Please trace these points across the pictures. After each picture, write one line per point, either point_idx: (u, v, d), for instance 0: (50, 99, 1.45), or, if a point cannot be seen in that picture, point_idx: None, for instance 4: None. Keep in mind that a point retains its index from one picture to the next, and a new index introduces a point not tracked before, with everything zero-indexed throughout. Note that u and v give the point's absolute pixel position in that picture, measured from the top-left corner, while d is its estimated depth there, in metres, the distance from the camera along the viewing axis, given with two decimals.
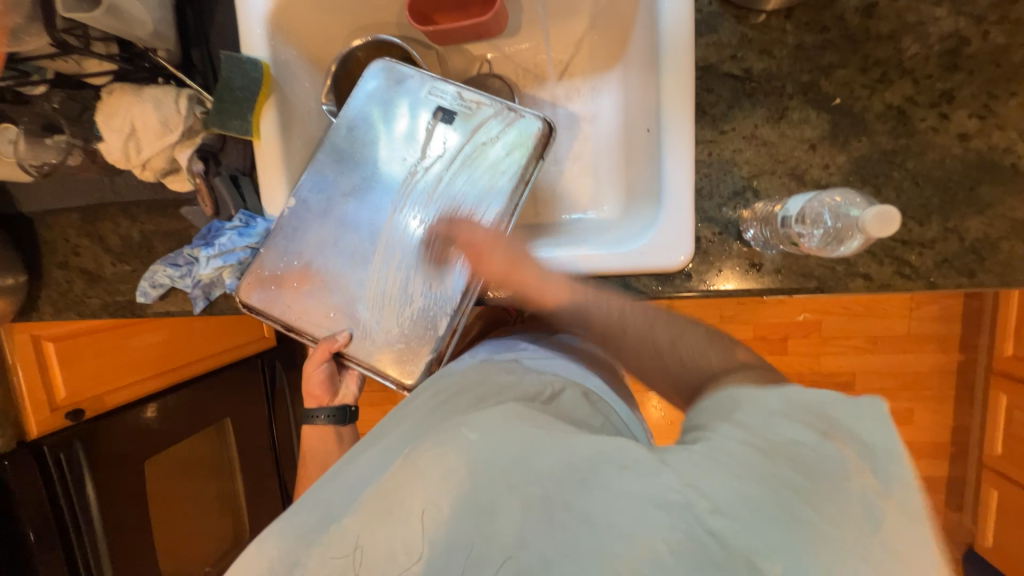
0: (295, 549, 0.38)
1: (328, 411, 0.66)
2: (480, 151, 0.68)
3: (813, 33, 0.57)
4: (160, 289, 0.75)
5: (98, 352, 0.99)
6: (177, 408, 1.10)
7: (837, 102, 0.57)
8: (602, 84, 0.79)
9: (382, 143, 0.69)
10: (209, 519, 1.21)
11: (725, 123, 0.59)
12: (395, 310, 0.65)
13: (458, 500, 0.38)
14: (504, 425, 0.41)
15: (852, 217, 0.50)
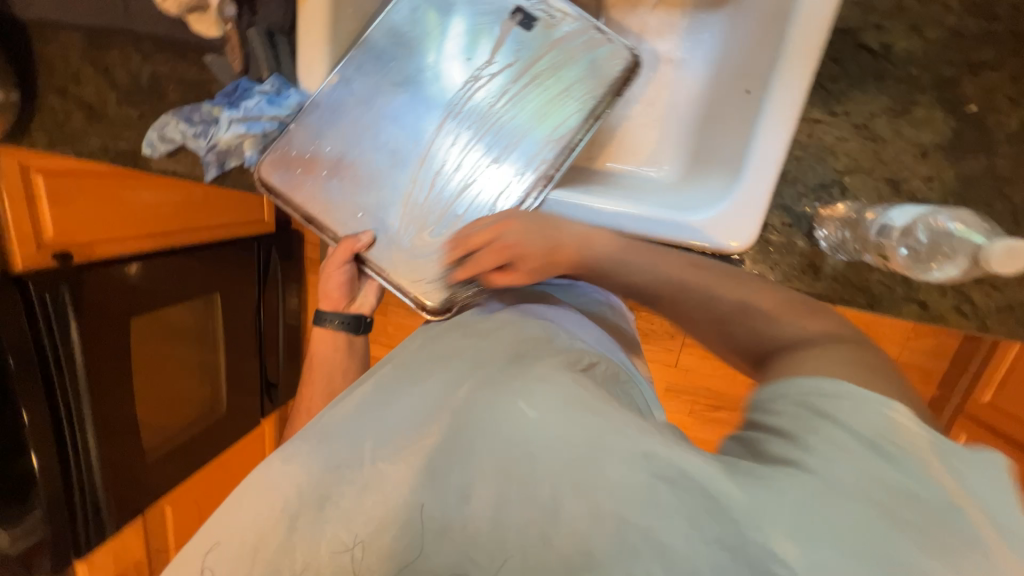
0: (321, 484, 0.38)
1: (342, 317, 0.64)
2: (554, 70, 0.60)
3: (978, 19, 0.49)
4: (169, 145, 0.68)
5: (92, 197, 0.94)
6: (166, 269, 1.05)
7: (971, 108, 0.51)
8: (703, 23, 0.68)
9: (447, 32, 0.60)
10: (190, 385, 1.22)
11: (839, 104, 0.53)
12: (427, 226, 0.60)
13: (494, 453, 0.37)
14: (550, 385, 0.39)
15: (967, 243, 0.48)
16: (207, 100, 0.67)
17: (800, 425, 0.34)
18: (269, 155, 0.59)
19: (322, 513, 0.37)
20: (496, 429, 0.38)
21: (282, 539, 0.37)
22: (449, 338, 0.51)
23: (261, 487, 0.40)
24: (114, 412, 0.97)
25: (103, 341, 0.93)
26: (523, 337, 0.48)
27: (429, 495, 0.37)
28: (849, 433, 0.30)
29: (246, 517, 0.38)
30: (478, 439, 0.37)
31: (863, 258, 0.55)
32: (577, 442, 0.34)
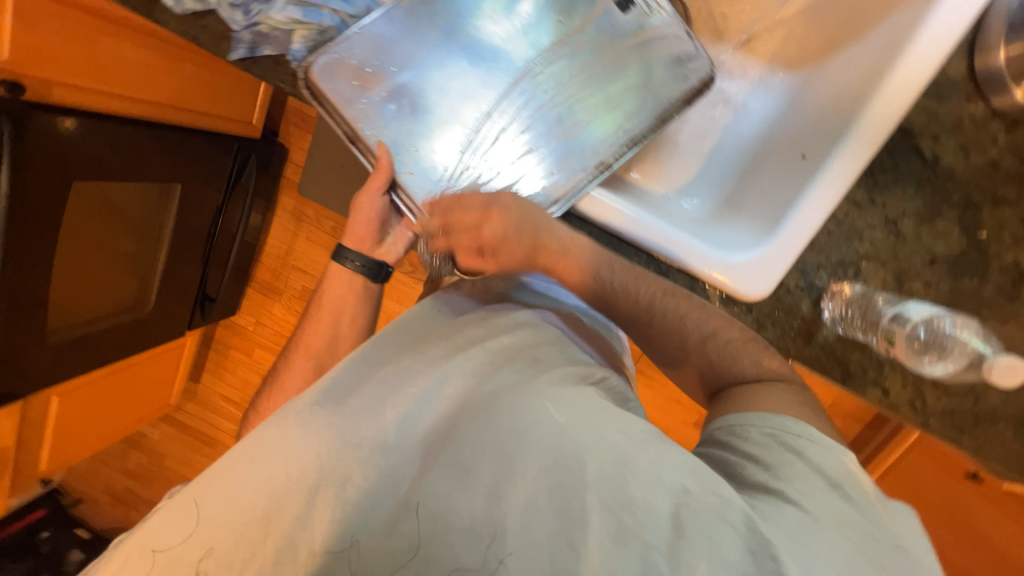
0: (343, 461, 0.40)
1: (364, 261, 0.62)
2: (637, 61, 0.58)
3: (1012, 160, 0.55)
4: (198, 5, 0.58)
5: (63, 33, 0.79)
6: (128, 142, 0.92)
7: (980, 234, 0.56)
8: (771, 79, 0.72)
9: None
10: (115, 275, 1.08)
11: (879, 195, 0.57)
12: (475, 181, 0.57)
13: (507, 447, 0.39)
14: (575, 393, 0.43)
15: (968, 346, 0.54)
16: None
17: (799, 461, 0.41)
18: (323, 52, 0.53)
19: (342, 491, 0.39)
20: (523, 432, 0.40)
21: (298, 513, 0.39)
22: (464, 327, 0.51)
23: (276, 448, 0.41)
24: (29, 278, 0.84)
25: (34, 200, 0.78)
26: (536, 341, 0.50)
27: (456, 485, 0.38)
28: (815, 470, 0.41)
29: (259, 484, 0.39)
30: (510, 441, 0.40)
31: (855, 338, 0.58)
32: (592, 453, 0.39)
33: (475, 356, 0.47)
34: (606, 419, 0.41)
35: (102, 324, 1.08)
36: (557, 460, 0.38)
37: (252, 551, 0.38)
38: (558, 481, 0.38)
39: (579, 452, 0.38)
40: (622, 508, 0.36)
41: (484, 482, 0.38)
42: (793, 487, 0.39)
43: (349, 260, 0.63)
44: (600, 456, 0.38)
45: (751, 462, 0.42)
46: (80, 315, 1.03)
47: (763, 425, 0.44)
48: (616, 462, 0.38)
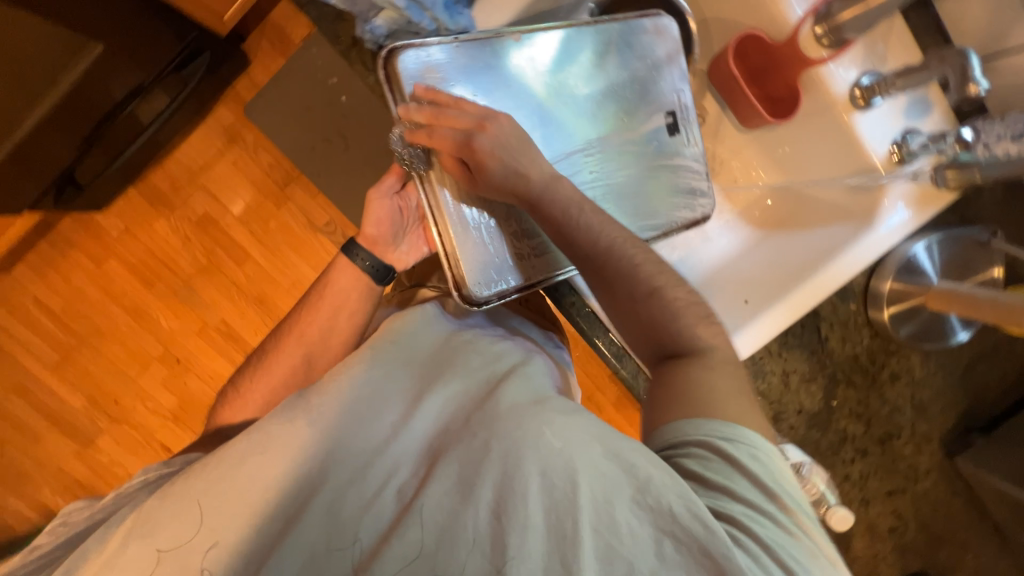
0: (357, 460, 0.49)
1: (372, 261, 0.68)
2: (666, 179, 0.67)
3: (867, 357, 0.74)
4: None
5: None
6: None
7: (832, 402, 0.75)
8: (739, 226, 0.84)
9: (615, 85, 0.64)
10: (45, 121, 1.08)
11: (784, 351, 0.74)
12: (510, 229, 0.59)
13: (506, 461, 0.45)
14: (568, 423, 0.48)
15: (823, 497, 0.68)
16: None
17: (750, 467, 0.44)
18: (414, 46, 0.53)
19: (353, 486, 0.48)
20: (522, 445, 0.46)
21: (311, 503, 0.46)
22: (461, 355, 0.60)
23: (283, 448, 0.49)
24: None
25: None
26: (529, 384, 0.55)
27: (457, 499, 0.45)
28: (763, 476, 0.44)
29: (269, 482, 0.47)
30: (512, 454, 0.45)
31: None
32: (587, 468, 0.44)
33: (461, 386, 0.56)
34: (601, 446, 0.46)
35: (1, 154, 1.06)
36: (553, 478, 0.43)
37: (270, 539, 0.45)
38: (556, 502, 0.42)
39: (573, 469, 0.43)
40: (610, 531, 0.41)
41: (487, 495, 0.44)
42: (738, 507, 0.43)
43: (359, 259, 0.68)
44: (596, 476, 0.43)
45: (715, 475, 0.44)
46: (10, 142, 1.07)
47: (712, 432, 0.45)
48: (608, 490, 0.43)
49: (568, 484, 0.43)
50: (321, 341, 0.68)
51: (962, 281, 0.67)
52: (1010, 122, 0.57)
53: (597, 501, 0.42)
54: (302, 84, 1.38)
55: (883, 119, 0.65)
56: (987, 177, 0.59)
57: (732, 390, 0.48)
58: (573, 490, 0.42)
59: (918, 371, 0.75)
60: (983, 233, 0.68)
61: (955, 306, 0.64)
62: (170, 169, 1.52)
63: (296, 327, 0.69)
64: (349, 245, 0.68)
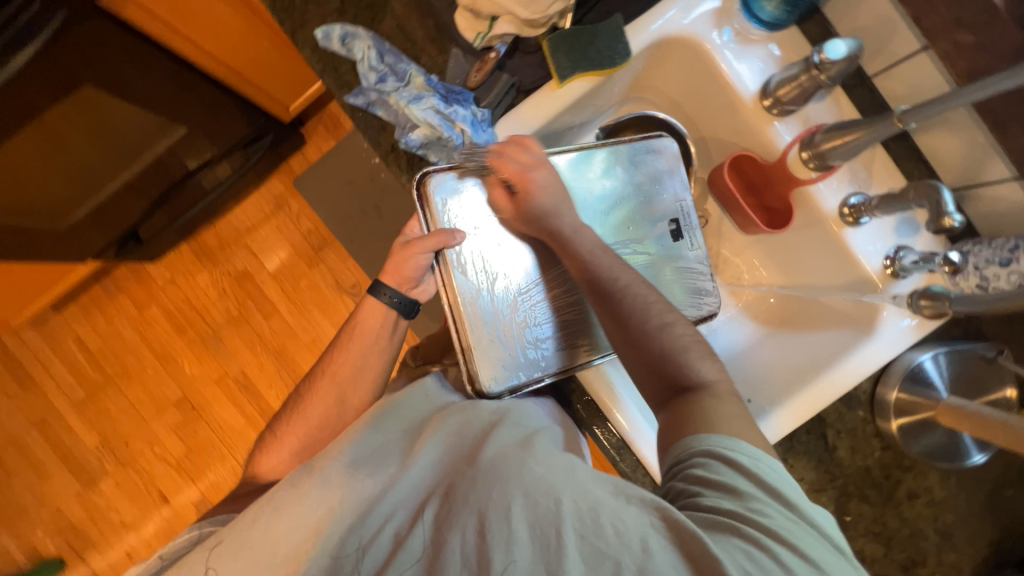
0: (358, 506, 0.51)
1: (394, 295, 0.70)
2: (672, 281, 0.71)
3: (879, 471, 0.71)
4: (342, 50, 0.66)
5: None
6: (158, 73, 1.02)
7: (846, 516, 0.71)
8: (743, 321, 0.86)
9: (624, 195, 0.70)
10: (126, 187, 1.23)
11: (791, 457, 0.71)
12: (526, 325, 0.64)
13: (494, 486, 0.48)
14: (557, 461, 0.50)
15: None
16: (413, 62, 0.67)
17: (745, 482, 0.44)
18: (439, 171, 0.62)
19: (354, 528, 0.50)
20: (505, 473, 0.49)
21: (316, 547, 0.48)
22: (457, 419, 0.59)
23: (292, 500, 0.52)
24: None
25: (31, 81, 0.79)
26: (523, 424, 0.57)
27: (455, 533, 0.46)
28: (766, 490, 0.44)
29: (279, 532, 0.49)
30: (495, 481, 0.48)
31: None
32: (568, 488, 0.46)
33: (453, 432, 0.58)
34: (588, 478, 0.48)
35: (74, 209, 1.19)
36: (533, 498, 0.46)
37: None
38: (538, 517, 0.44)
39: (557, 491, 0.46)
40: (597, 538, 0.42)
41: (473, 520, 0.46)
42: (742, 504, 0.43)
43: (383, 295, 0.70)
44: (578, 496, 0.45)
45: (718, 497, 0.43)
46: (89, 205, 1.20)
47: (709, 444, 0.46)
48: (593, 505, 0.44)
49: (549, 501, 0.45)
50: (352, 381, 0.70)
51: (972, 400, 0.65)
52: (995, 248, 0.60)
53: (578, 509, 0.44)
54: (347, 162, 1.54)
55: (874, 235, 0.68)
56: (958, 311, 0.62)
57: (733, 414, 0.49)
58: (553, 504, 0.45)
59: (937, 489, 0.71)
60: (990, 349, 0.67)
61: (966, 426, 0.62)
62: (220, 227, 1.68)
63: (323, 369, 0.71)
64: (373, 283, 0.71)
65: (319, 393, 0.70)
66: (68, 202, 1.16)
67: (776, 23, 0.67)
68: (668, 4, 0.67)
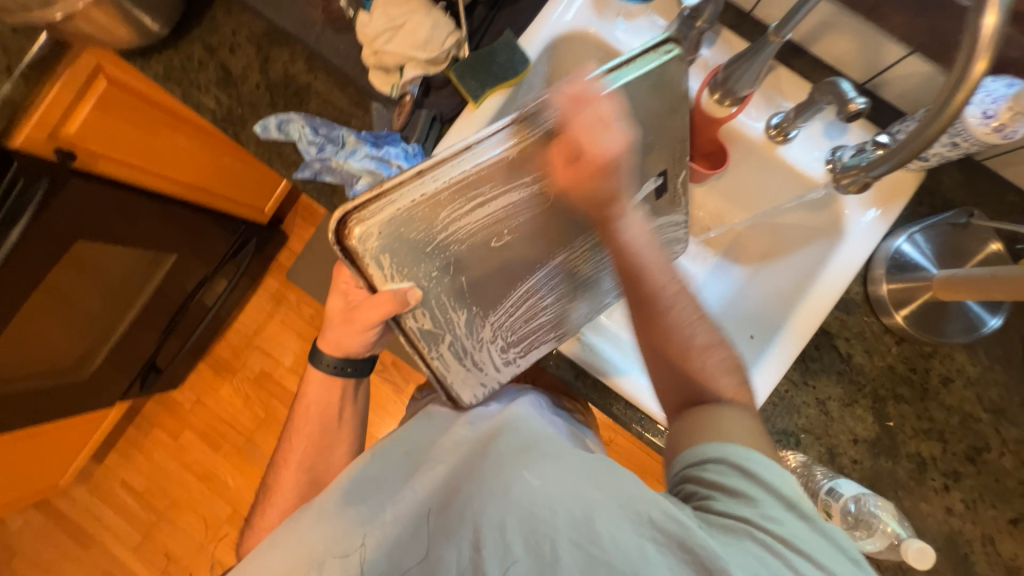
0: (352, 529, 0.56)
1: (335, 363, 0.70)
2: None
3: (904, 366, 0.69)
4: (281, 136, 0.72)
5: (115, 118, 0.96)
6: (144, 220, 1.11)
7: (889, 423, 0.69)
8: (728, 267, 0.87)
9: (613, 165, 0.54)
10: (136, 324, 1.31)
11: (811, 378, 0.70)
12: (496, 348, 0.59)
13: (488, 505, 0.50)
14: (558, 471, 0.51)
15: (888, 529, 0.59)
16: (344, 126, 0.74)
17: (757, 492, 0.44)
18: (366, 224, 0.44)
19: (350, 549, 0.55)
20: (505, 492, 0.50)
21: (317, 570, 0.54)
22: (459, 436, 0.60)
23: (296, 529, 0.58)
24: None
25: (37, 247, 0.89)
26: (534, 433, 0.58)
27: (449, 546, 0.50)
28: (782, 502, 0.44)
29: (284, 556, 0.56)
30: (488, 497, 0.50)
31: None
32: (562, 501, 0.47)
33: (454, 455, 0.59)
34: (583, 483, 0.49)
35: (94, 357, 1.27)
36: (533, 514, 0.47)
37: None
38: (535, 532, 0.46)
39: (553, 503, 0.48)
40: (591, 544, 0.44)
41: (468, 537, 0.49)
42: (758, 512, 0.43)
43: (326, 364, 0.70)
44: (574, 504, 0.47)
45: (728, 501, 0.44)
46: (107, 349, 1.28)
47: (720, 454, 0.47)
48: (587, 508, 0.47)
49: (546, 515, 0.47)
50: (323, 458, 0.73)
51: (961, 267, 0.65)
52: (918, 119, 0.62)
53: (576, 519, 0.46)
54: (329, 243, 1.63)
55: (807, 145, 0.71)
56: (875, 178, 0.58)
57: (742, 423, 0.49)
58: (550, 516, 0.47)
59: (970, 368, 0.68)
60: (960, 215, 0.67)
61: (965, 294, 0.62)
62: (230, 337, 1.76)
63: (287, 454, 0.73)
64: (314, 353, 0.70)
65: (283, 472, 0.72)
66: (87, 352, 1.24)
67: None
68: (549, 8, 0.73)
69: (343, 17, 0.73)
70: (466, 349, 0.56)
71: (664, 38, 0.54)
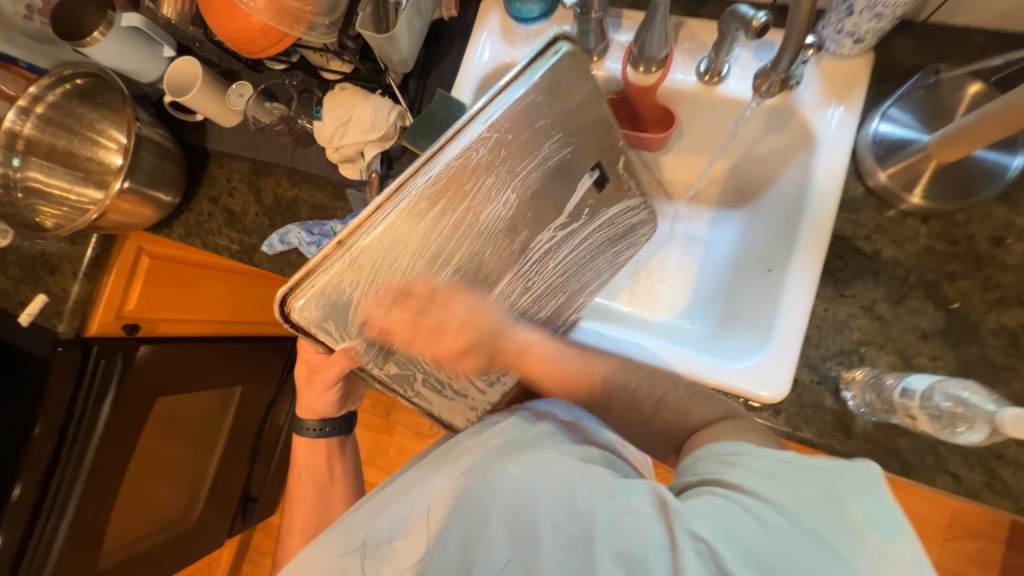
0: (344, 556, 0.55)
1: (317, 426, 0.78)
2: (618, 242, 0.74)
3: (943, 242, 0.64)
4: (284, 246, 0.83)
5: (164, 283, 1.12)
6: (209, 363, 1.24)
7: (954, 305, 0.62)
8: (726, 216, 0.86)
9: (537, 179, 0.58)
10: (229, 461, 1.42)
11: (846, 289, 0.65)
12: (481, 370, 0.64)
13: (468, 505, 0.49)
14: (548, 461, 0.49)
15: (982, 410, 0.53)
16: (333, 220, 0.83)
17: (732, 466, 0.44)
18: (306, 295, 0.51)
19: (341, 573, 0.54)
20: (486, 487, 0.49)
21: None
22: (458, 444, 0.61)
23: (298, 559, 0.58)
24: (97, 498, 1.01)
25: (126, 409, 1.03)
26: (520, 433, 0.57)
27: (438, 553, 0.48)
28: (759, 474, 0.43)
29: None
30: (472, 497, 0.49)
31: (891, 423, 0.60)
32: (543, 486, 0.46)
33: (451, 462, 0.59)
34: (573, 471, 0.48)
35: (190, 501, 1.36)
36: (514, 502, 0.46)
37: None
38: (515, 519, 0.45)
39: (536, 490, 0.46)
40: (570, 521, 0.43)
41: (454, 539, 0.47)
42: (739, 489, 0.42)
43: (308, 430, 0.78)
44: (556, 484, 0.46)
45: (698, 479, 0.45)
46: (203, 493, 1.38)
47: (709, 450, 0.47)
48: (570, 491, 0.45)
49: (528, 500, 0.45)
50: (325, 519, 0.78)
51: (953, 121, 0.61)
52: (839, 10, 0.64)
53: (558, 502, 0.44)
54: None
55: (744, 75, 0.72)
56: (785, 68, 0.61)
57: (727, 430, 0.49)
58: (530, 502, 0.45)
59: (1018, 220, 0.63)
60: (927, 76, 0.65)
61: (967, 146, 0.58)
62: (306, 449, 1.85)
63: (290, 521, 0.77)
64: (296, 423, 0.79)
65: (289, 542, 0.77)
66: (189, 498, 1.35)
67: (545, 11, 0.81)
68: (467, 57, 0.81)
69: (305, 132, 0.84)
70: (455, 378, 0.63)
71: (552, 39, 0.53)
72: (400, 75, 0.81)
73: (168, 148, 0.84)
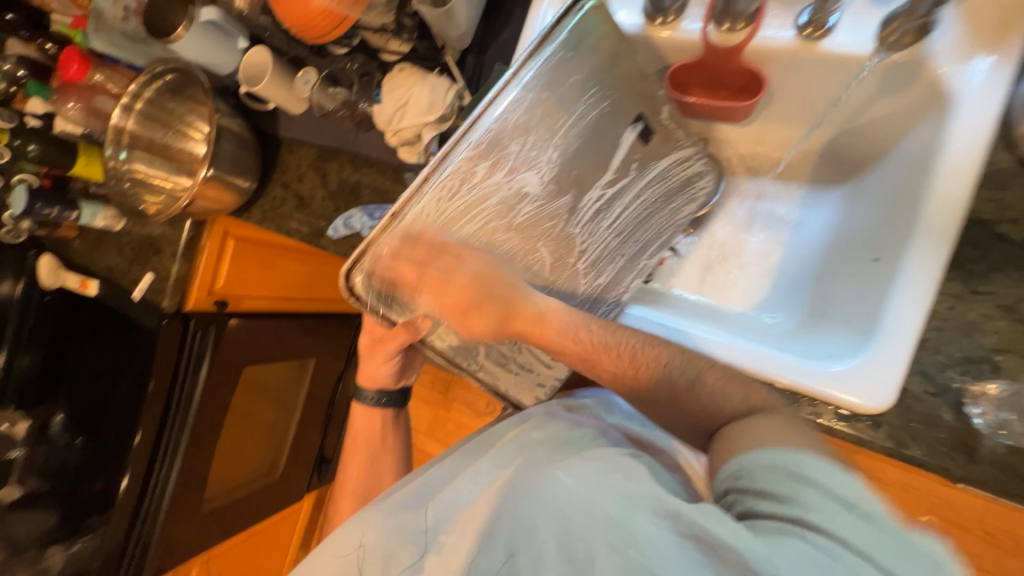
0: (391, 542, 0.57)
1: (376, 395, 0.82)
2: (673, 198, 0.69)
3: None
4: (348, 231, 0.86)
5: (247, 262, 1.21)
6: (287, 337, 1.35)
7: None
8: (820, 196, 0.76)
9: (584, 135, 0.55)
10: (306, 426, 1.56)
11: (980, 284, 0.54)
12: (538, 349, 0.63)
13: (516, 508, 0.49)
14: (593, 467, 0.48)
15: None
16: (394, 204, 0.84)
17: (795, 487, 0.39)
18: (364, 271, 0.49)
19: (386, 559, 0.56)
20: (534, 491, 0.49)
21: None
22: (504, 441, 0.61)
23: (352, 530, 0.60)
24: (200, 452, 1.15)
25: (219, 376, 1.14)
26: (566, 435, 0.57)
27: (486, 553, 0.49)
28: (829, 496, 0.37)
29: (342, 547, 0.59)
30: (521, 500, 0.49)
31: None
32: (591, 495, 0.45)
33: (496, 459, 0.59)
34: (621, 479, 0.45)
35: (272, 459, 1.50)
36: (562, 510, 0.45)
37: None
38: (563, 528, 0.44)
39: (583, 500, 0.45)
40: (622, 537, 0.41)
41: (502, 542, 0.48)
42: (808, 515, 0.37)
43: (366, 398, 0.82)
44: (604, 495, 0.44)
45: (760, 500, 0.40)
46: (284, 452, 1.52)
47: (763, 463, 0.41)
48: (625, 506, 0.43)
49: (575, 509, 0.44)
50: (374, 487, 0.81)
51: None
52: None
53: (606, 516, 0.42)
54: None
55: (854, 26, 0.60)
56: None
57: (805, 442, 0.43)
58: (579, 512, 0.44)
59: None
60: None
61: None
62: None
63: (343, 480, 0.81)
64: (356, 390, 0.83)
65: (340, 501, 0.81)
66: (273, 455, 1.50)
67: None
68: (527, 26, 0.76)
69: (365, 116, 0.83)
70: (510, 357, 0.62)
71: None
72: (457, 51, 0.79)
73: (245, 137, 0.89)
